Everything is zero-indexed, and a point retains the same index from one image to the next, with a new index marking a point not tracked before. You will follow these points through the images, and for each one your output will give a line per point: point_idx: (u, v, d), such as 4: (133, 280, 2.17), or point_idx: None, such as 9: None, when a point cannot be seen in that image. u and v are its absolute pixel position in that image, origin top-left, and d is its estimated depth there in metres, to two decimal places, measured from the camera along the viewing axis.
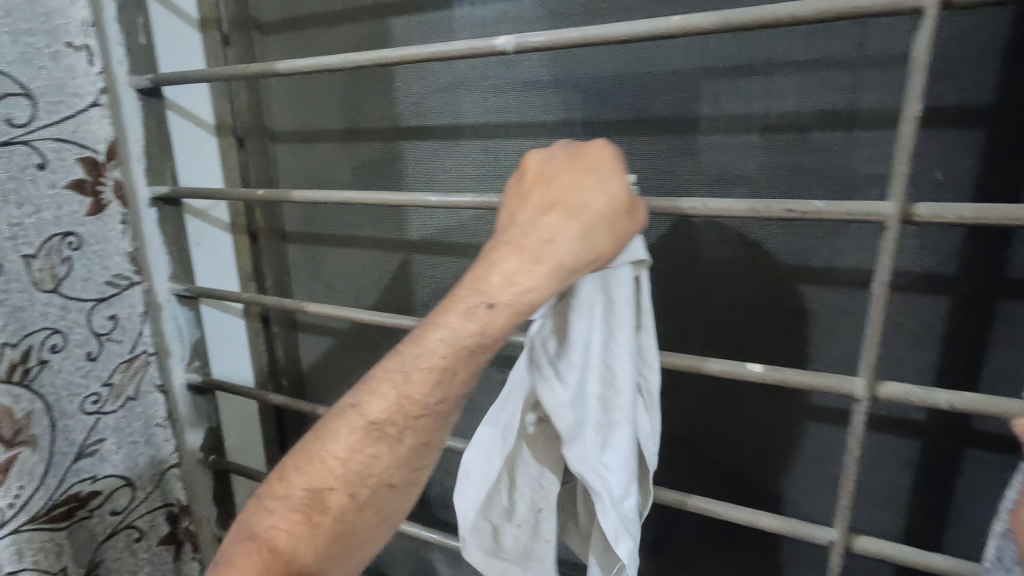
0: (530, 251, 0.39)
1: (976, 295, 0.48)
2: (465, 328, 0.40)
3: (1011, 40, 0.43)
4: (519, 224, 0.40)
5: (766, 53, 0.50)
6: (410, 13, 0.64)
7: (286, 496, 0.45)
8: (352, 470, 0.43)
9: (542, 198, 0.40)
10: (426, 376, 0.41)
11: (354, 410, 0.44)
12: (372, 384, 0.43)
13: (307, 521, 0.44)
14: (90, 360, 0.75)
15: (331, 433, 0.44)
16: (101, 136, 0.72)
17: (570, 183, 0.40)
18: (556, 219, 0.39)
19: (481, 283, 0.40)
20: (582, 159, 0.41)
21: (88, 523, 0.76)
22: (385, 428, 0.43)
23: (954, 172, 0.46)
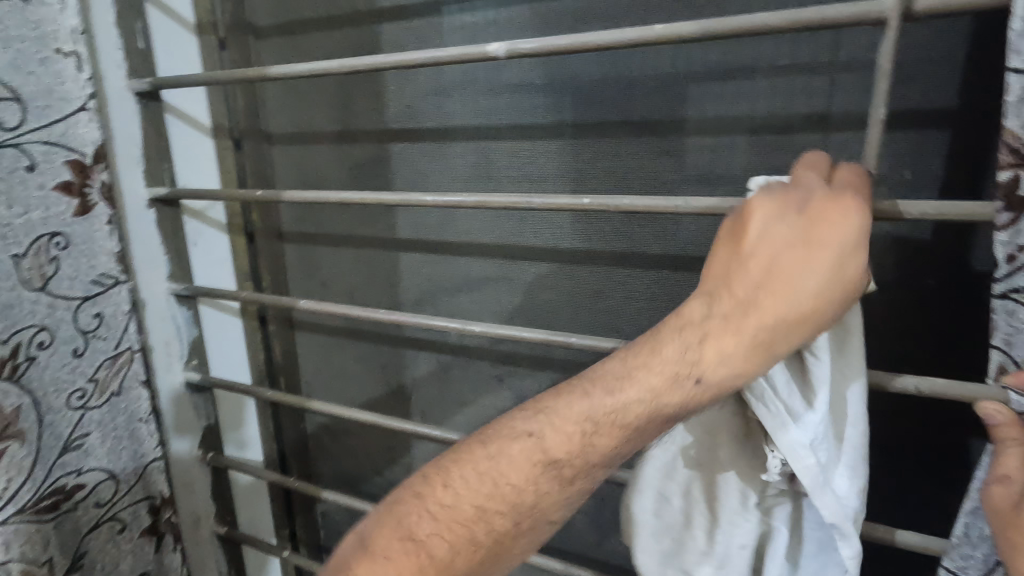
0: (752, 329, 0.41)
1: (945, 286, 0.53)
2: (668, 392, 0.42)
3: (972, 48, 0.48)
4: (737, 298, 0.42)
5: (743, 59, 0.59)
6: (401, 19, 0.71)
7: (453, 505, 0.44)
8: (524, 500, 0.44)
9: (761, 274, 0.41)
10: (615, 426, 0.43)
11: (532, 439, 0.44)
12: (555, 419, 0.44)
13: (469, 533, 0.44)
14: (76, 357, 0.75)
15: (506, 457, 0.44)
16: (88, 140, 0.72)
17: (793, 263, 0.40)
18: (783, 302, 0.40)
19: (695, 354, 0.42)
20: (814, 228, 0.40)
21: (73, 515, 0.77)
22: (566, 467, 0.43)
23: (921, 172, 0.52)
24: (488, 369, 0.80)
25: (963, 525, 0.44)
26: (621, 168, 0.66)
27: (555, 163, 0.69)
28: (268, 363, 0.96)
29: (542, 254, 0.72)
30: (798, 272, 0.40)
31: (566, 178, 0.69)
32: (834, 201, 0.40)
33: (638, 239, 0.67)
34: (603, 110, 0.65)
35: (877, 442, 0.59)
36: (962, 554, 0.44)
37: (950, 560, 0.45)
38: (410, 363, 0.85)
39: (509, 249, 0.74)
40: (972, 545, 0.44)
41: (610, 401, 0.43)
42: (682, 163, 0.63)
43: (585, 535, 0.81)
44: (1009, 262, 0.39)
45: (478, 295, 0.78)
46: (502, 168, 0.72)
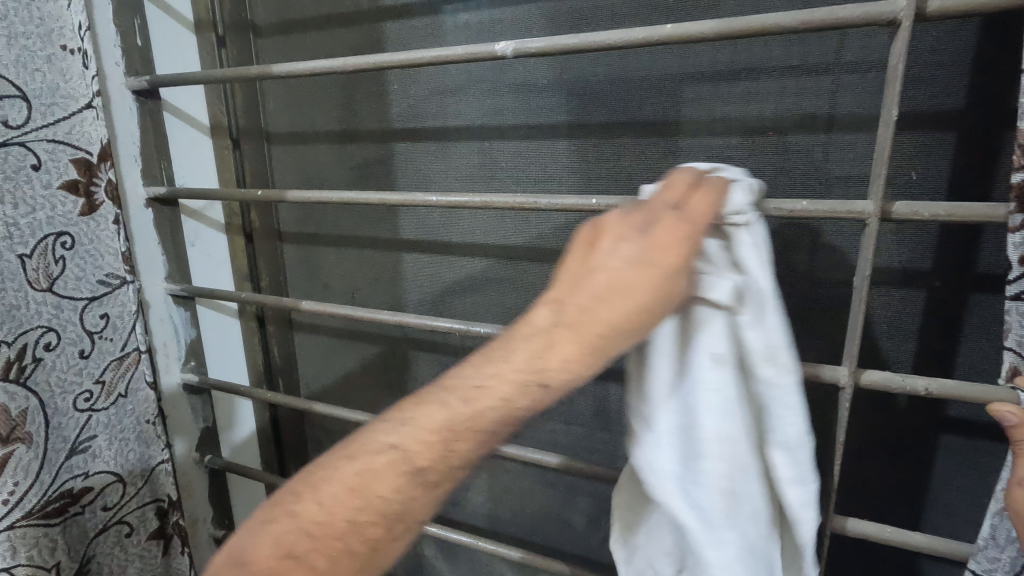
0: (593, 338, 0.38)
1: (951, 288, 0.53)
2: (522, 398, 0.38)
3: (981, 50, 0.49)
4: (580, 303, 0.39)
5: (750, 61, 0.59)
6: (404, 18, 0.71)
7: (325, 523, 0.38)
8: (395, 509, 0.38)
9: (604, 281, 0.39)
10: (476, 433, 0.38)
11: (396, 452, 0.39)
12: (413, 423, 0.39)
13: (339, 546, 0.38)
14: (83, 358, 0.74)
15: (372, 470, 0.38)
16: (95, 137, 0.71)
17: (632, 275, 0.38)
18: (622, 313, 0.38)
19: (541, 361, 0.38)
20: (654, 248, 0.39)
21: (81, 519, 0.76)
22: (430, 477, 0.38)
23: (928, 173, 0.52)
24: None
25: (989, 526, 0.43)
26: (625, 169, 0.66)
27: (559, 163, 0.69)
28: (266, 364, 0.96)
29: (545, 255, 0.72)
30: (641, 288, 0.38)
31: (571, 179, 0.69)
32: (679, 226, 0.39)
33: None
34: (608, 110, 0.65)
35: (884, 444, 0.59)
36: (988, 556, 0.44)
37: (976, 561, 0.45)
38: (413, 364, 0.84)
39: (512, 249, 0.74)
40: (998, 547, 0.43)
41: (466, 411, 0.38)
42: (686, 164, 0.63)
43: (588, 537, 0.80)
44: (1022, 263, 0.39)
45: (481, 296, 0.77)
46: (506, 169, 0.72)
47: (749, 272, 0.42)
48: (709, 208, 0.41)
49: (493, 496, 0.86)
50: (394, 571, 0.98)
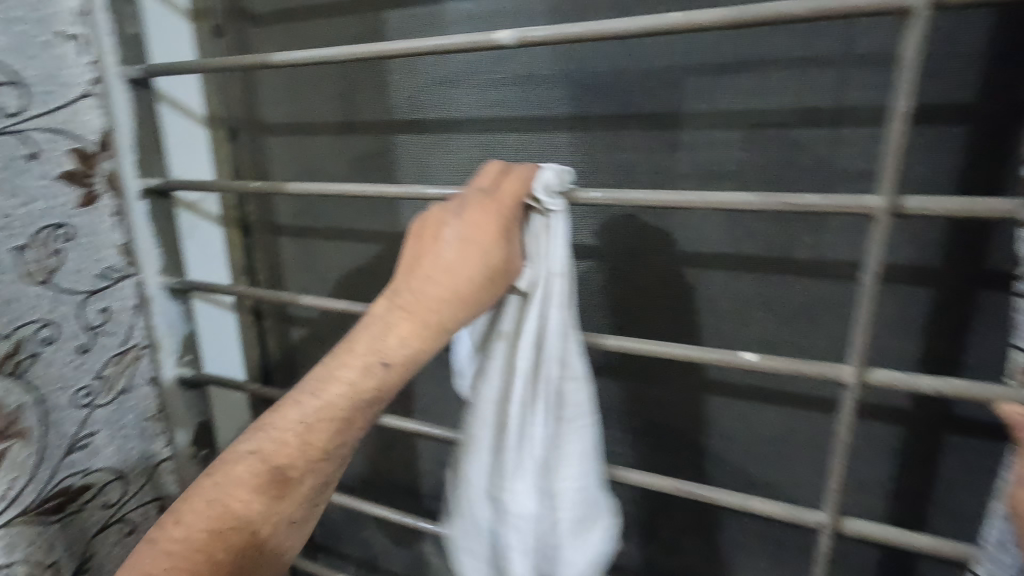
0: (423, 318, 0.48)
1: (960, 285, 0.52)
2: (364, 383, 0.48)
3: (995, 41, 0.47)
4: (412, 291, 0.49)
5: (759, 52, 0.57)
6: (404, 8, 0.69)
7: (185, 537, 0.48)
8: (254, 511, 0.49)
9: (433, 263, 0.48)
10: (325, 425, 0.48)
11: (256, 456, 0.49)
12: (269, 431, 0.49)
13: (202, 556, 0.48)
14: (82, 353, 0.73)
15: (231, 476, 0.49)
16: (93, 127, 0.71)
17: (454, 255, 0.48)
18: (443, 293, 0.47)
19: (380, 346, 0.48)
20: (470, 227, 0.48)
21: (81, 516, 0.76)
22: (286, 473, 0.49)
23: (938, 168, 0.51)
24: None
25: (994, 529, 0.43)
26: (628, 163, 0.65)
27: (562, 157, 0.68)
28: (263, 358, 0.94)
29: None
30: (464, 261, 0.47)
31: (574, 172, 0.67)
32: (483, 214, 0.48)
33: (649, 234, 0.64)
34: (611, 103, 0.64)
35: (888, 443, 0.58)
36: (996, 559, 0.43)
37: (983, 565, 0.44)
38: None
39: None
40: (1003, 549, 0.42)
41: (317, 403, 0.48)
42: (693, 157, 0.62)
43: None
44: None
45: None
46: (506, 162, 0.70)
47: (530, 265, 0.52)
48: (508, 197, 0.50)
49: None
50: (390, 568, 0.97)
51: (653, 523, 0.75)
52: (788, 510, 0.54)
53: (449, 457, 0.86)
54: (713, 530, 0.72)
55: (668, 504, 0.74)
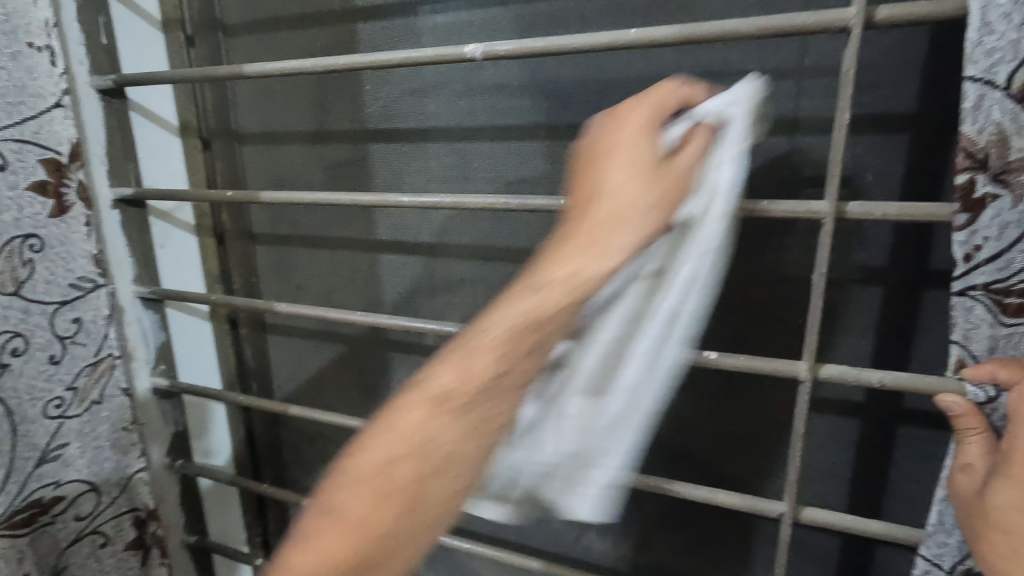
0: (613, 209, 0.41)
1: (907, 285, 0.55)
2: (540, 300, 0.40)
3: (930, 56, 0.51)
4: (585, 195, 0.43)
5: (718, 64, 0.60)
6: (376, 19, 0.71)
7: (360, 468, 0.41)
8: (421, 440, 0.40)
9: (602, 161, 0.43)
10: (494, 346, 0.40)
11: (420, 387, 0.42)
12: (438, 359, 0.42)
13: (381, 486, 0.40)
14: (53, 364, 0.74)
15: (398, 408, 0.42)
16: (64, 138, 0.72)
17: (623, 144, 0.42)
18: (625, 179, 0.41)
19: (562, 253, 0.41)
20: (627, 117, 0.43)
21: (52, 528, 0.77)
22: (455, 400, 0.40)
23: (883, 174, 0.54)
24: None
25: (937, 513, 0.45)
26: None
27: (532, 165, 0.70)
28: (239, 367, 0.94)
29: (520, 255, 0.73)
30: (632, 147, 0.42)
31: (545, 180, 0.69)
32: (643, 121, 0.43)
33: None
34: (580, 112, 0.66)
35: (845, 436, 0.61)
36: (938, 541, 0.46)
37: (925, 547, 0.47)
38: (389, 365, 0.84)
39: (487, 250, 0.74)
40: (947, 533, 0.45)
41: (481, 326, 0.42)
42: None
43: (564, 534, 0.82)
44: (968, 261, 0.40)
45: (455, 296, 0.77)
46: (479, 170, 0.72)
47: (702, 190, 0.44)
48: (672, 104, 0.44)
49: None
50: None
51: (628, 518, 0.77)
52: (757, 502, 0.56)
53: None
54: (684, 524, 0.74)
55: (642, 500, 0.76)
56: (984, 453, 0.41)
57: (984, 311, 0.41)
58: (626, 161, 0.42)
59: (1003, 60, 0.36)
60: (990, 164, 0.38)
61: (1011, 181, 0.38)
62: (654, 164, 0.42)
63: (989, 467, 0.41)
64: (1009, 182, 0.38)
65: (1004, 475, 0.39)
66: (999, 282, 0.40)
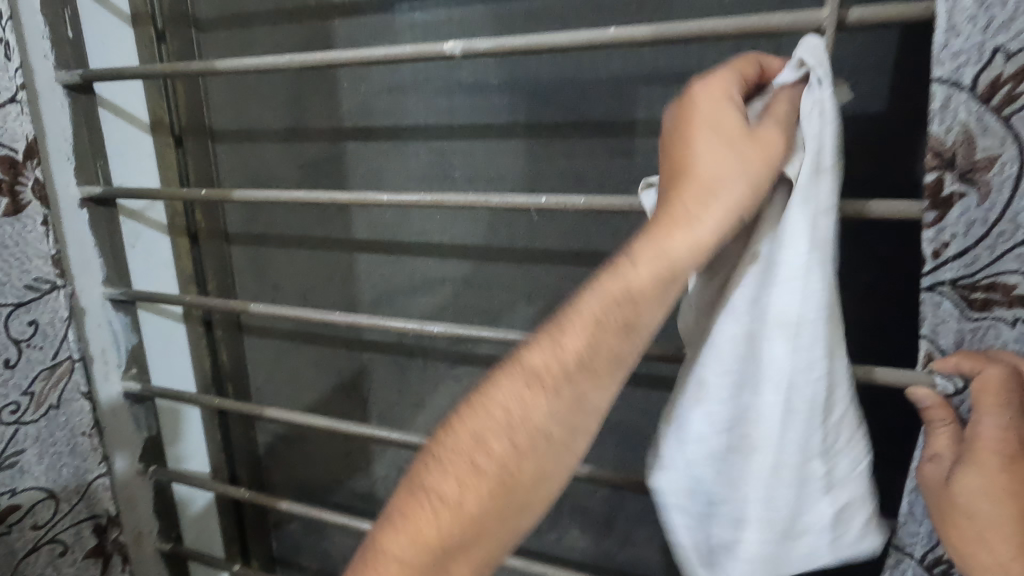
0: (706, 181, 0.38)
1: (878, 281, 0.56)
2: (632, 278, 0.39)
3: (897, 58, 0.52)
4: (668, 173, 0.40)
5: (695, 63, 0.60)
6: (353, 16, 0.70)
7: (456, 445, 0.43)
8: (516, 416, 0.41)
9: (686, 131, 0.39)
10: (580, 327, 0.40)
11: (519, 364, 0.42)
12: (535, 337, 0.42)
13: (478, 465, 0.41)
14: (7, 368, 0.68)
15: (495, 383, 0.42)
16: (20, 133, 0.65)
17: (704, 116, 0.39)
18: (711, 150, 0.38)
19: (658, 232, 0.39)
20: (713, 85, 0.40)
21: (7, 539, 0.71)
22: (546, 377, 0.41)
23: (855, 174, 0.55)
24: (445, 369, 0.79)
25: (908, 503, 0.47)
26: (576, 169, 0.67)
27: (512, 163, 0.70)
28: (214, 368, 0.92)
29: (499, 253, 0.73)
30: (719, 115, 0.39)
31: (525, 178, 0.69)
32: (722, 86, 0.40)
33: (595, 238, 0.68)
34: (559, 111, 0.66)
35: None
36: (909, 531, 0.47)
37: (896, 537, 0.48)
38: (368, 366, 0.84)
39: (467, 249, 0.74)
40: (917, 522, 0.47)
41: (569, 307, 0.41)
42: (639, 165, 0.65)
43: (546, 531, 0.83)
44: (936, 258, 0.41)
45: (435, 295, 0.77)
46: (458, 169, 0.72)
47: (801, 149, 0.39)
48: (750, 74, 0.42)
49: None
50: None
51: (610, 513, 0.78)
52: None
53: (406, 462, 0.87)
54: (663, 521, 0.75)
55: (624, 497, 0.77)
56: (952, 443, 0.42)
57: (951, 305, 0.42)
58: (714, 131, 0.38)
59: (969, 62, 0.37)
60: (957, 164, 0.39)
61: (978, 180, 0.39)
62: (746, 131, 0.38)
63: (956, 456, 0.41)
64: (975, 181, 0.39)
65: (972, 460, 0.40)
66: (965, 278, 0.41)
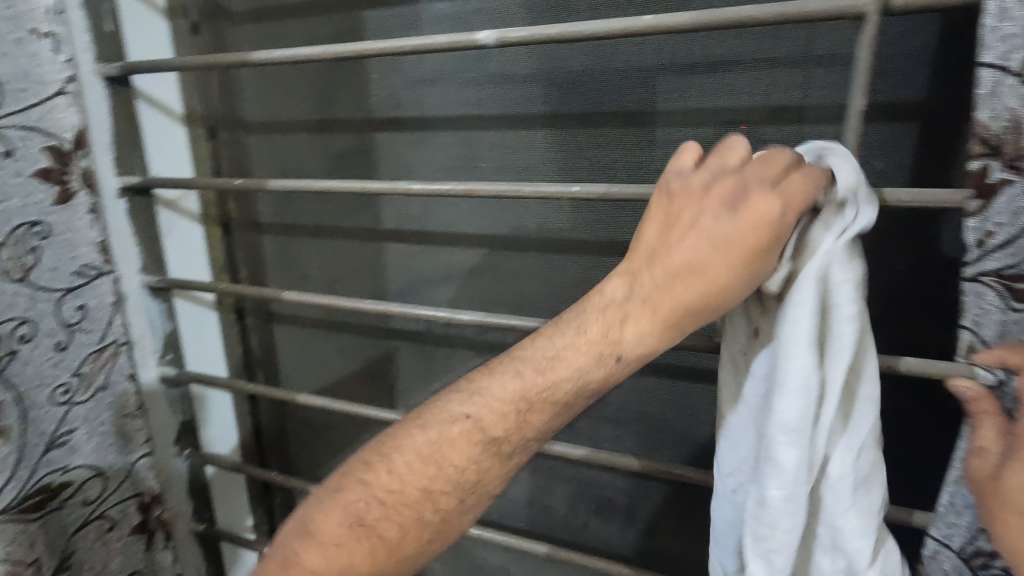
0: (708, 304, 0.41)
1: (915, 272, 0.55)
2: (591, 368, 0.43)
3: (937, 44, 0.51)
4: (666, 279, 0.42)
5: (726, 52, 0.60)
6: (382, 7, 0.70)
7: (399, 490, 0.43)
8: (469, 477, 0.43)
9: (709, 257, 0.41)
10: (546, 406, 0.43)
11: (471, 421, 0.44)
12: (487, 394, 0.44)
13: (424, 514, 0.43)
14: (60, 351, 0.72)
15: (447, 441, 0.44)
16: (68, 125, 0.70)
17: (731, 250, 0.40)
18: (722, 285, 0.41)
19: (625, 330, 0.43)
20: (755, 223, 0.40)
21: (60, 514, 0.74)
22: (503, 444, 0.44)
23: (892, 162, 0.54)
24: (471, 359, 0.80)
25: (948, 494, 0.46)
26: (604, 159, 0.67)
27: (540, 154, 0.70)
28: (245, 354, 0.94)
29: (527, 244, 0.73)
30: (746, 256, 0.40)
31: (552, 168, 0.70)
32: (766, 221, 0.40)
33: (622, 228, 0.68)
34: (586, 101, 0.66)
35: None
36: (947, 521, 0.47)
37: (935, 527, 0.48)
38: (395, 354, 0.85)
39: (494, 239, 0.74)
40: (956, 513, 0.46)
41: (543, 378, 0.43)
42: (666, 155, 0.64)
43: (569, 520, 0.84)
44: (980, 247, 0.40)
45: (461, 286, 0.78)
46: (487, 159, 0.72)
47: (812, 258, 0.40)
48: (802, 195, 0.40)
49: None
50: None
51: (634, 505, 0.78)
52: None
53: None
54: (685, 512, 0.75)
55: (647, 488, 0.77)
56: (997, 436, 0.41)
57: (995, 296, 0.41)
58: (734, 271, 0.40)
59: (1021, 46, 0.36)
60: (1004, 151, 0.38)
61: None
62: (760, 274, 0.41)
63: (1003, 450, 0.41)
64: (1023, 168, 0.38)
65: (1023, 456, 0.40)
66: (1011, 268, 0.40)
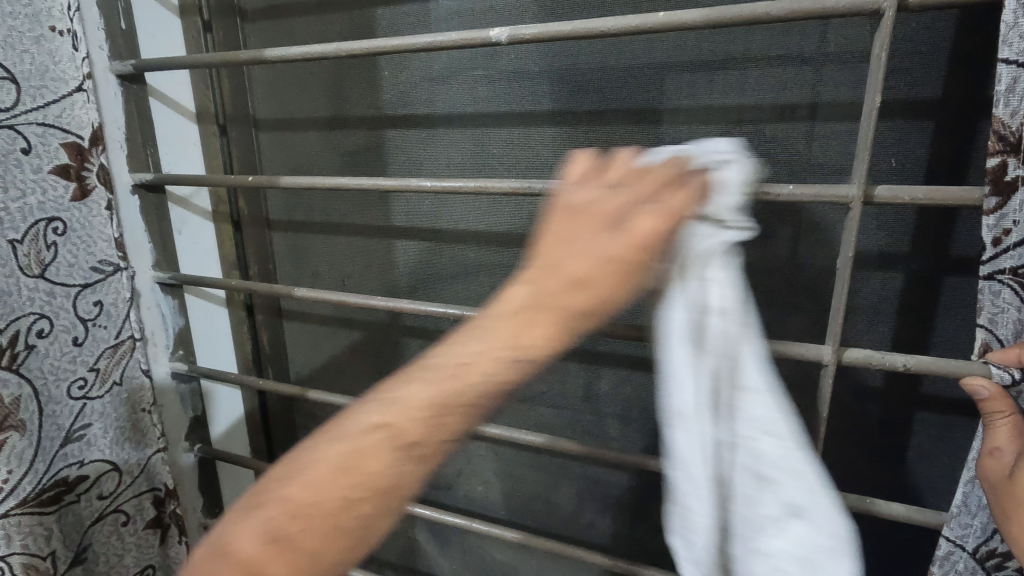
0: (595, 312, 0.37)
1: (928, 271, 0.55)
2: (505, 369, 0.37)
3: (953, 40, 0.50)
4: (561, 285, 0.37)
5: (739, 49, 0.59)
6: (394, 5, 0.71)
7: (314, 499, 0.35)
8: (388, 484, 0.36)
9: (598, 265, 0.37)
10: (464, 411, 0.37)
11: (386, 428, 0.36)
12: (403, 395, 0.37)
13: (341, 522, 0.36)
14: (76, 345, 0.72)
15: (364, 449, 0.36)
16: (86, 121, 0.69)
17: (615, 262, 0.37)
18: (611, 296, 0.37)
19: (520, 338, 0.37)
20: (640, 236, 0.38)
21: (75, 508, 0.75)
22: (420, 447, 0.36)
23: (906, 159, 0.54)
24: None
25: (963, 494, 0.46)
26: None
27: (551, 151, 0.70)
28: (255, 352, 0.95)
29: None
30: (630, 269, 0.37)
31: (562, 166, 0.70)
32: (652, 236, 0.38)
33: None
34: (597, 98, 0.66)
35: (859, 422, 0.61)
36: (961, 522, 0.46)
37: (948, 528, 0.47)
38: (404, 351, 0.85)
39: (504, 236, 0.74)
40: (970, 514, 0.46)
41: (455, 384, 0.36)
42: None
43: (577, 518, 0.84)
44: (996, 245, 0.40)
45: (471, 283, 0.78)
46: (498, 157, 0.72)
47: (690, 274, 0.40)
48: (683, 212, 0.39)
49: (484, 480, 0.88)
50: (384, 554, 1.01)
51: (642, 502, 0.78)
52: None
53: None
54: None
55: (655, 486, 0.77)
56: (1012, 436, 0.41)
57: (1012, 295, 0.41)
58: (618, 283, 0.37)
59: None
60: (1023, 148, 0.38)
61: None
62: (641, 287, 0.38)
63: (1017, 450, 0.41)
64: None
65: None
66: None
